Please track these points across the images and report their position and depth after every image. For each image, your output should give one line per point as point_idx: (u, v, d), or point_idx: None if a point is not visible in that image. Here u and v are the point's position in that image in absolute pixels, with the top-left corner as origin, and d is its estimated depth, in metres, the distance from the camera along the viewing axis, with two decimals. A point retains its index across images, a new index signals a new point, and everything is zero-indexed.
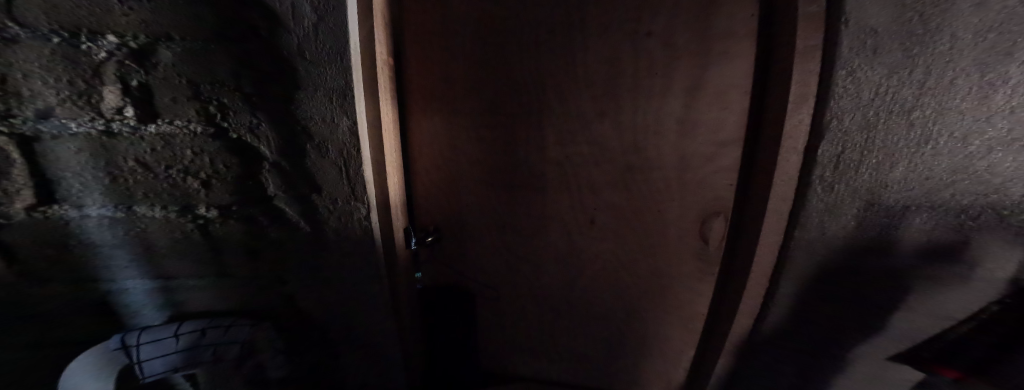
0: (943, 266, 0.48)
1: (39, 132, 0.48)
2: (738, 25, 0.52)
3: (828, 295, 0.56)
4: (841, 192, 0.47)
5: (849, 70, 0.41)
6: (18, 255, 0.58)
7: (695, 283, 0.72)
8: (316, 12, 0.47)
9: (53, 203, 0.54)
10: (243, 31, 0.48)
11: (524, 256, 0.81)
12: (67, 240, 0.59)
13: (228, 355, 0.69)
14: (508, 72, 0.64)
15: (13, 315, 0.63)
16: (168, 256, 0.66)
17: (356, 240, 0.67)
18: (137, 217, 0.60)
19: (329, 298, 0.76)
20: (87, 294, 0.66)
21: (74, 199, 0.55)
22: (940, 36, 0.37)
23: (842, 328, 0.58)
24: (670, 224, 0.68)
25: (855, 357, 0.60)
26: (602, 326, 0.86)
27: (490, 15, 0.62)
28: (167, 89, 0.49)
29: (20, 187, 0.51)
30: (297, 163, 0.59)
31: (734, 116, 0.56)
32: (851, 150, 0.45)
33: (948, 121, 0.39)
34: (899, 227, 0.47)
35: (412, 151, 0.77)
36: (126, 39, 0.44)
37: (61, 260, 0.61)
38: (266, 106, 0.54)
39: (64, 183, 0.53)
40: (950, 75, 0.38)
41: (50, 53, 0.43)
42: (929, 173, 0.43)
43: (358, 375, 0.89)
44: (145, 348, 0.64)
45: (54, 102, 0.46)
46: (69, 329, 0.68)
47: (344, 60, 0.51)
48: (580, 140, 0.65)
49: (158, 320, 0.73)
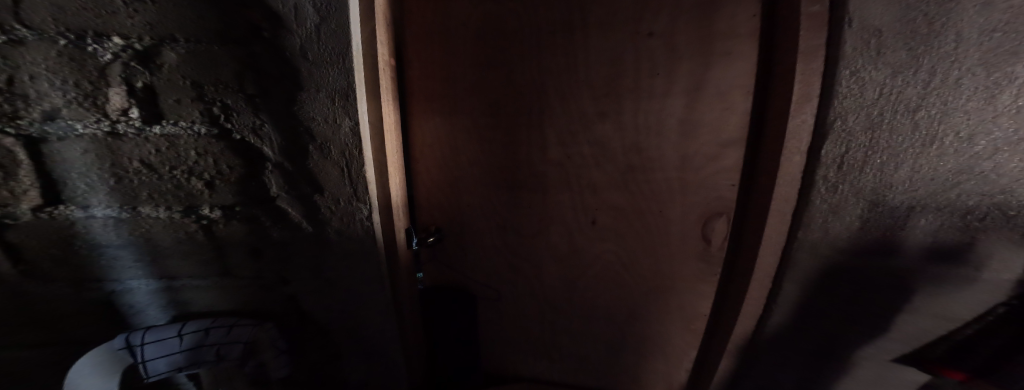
0: (948, 267, 0.47)
1: (46, 133, 0.49)
2: (739, 25, 0.52)
3: (832, 296, 0.55)
4: (845, 192, 0.47)
5: (854, 70, 0.41)
6: (26, 254, 0.59)
7: (696, 284, 0.72)
8: (318, 14, 0.47)
9: (60, 203, 0.55)
10: (246, 32, 0.48)
11: (526, 257, 0.81)
12: (73, 239, 0.59)
13: (231, 355, 0.70)
14: (509, 73, 0.64)
15: (24, 312, 0.64)
16: (172, 257, 0.66)
17: (358, 241, 0.67)
18: (141, 219, 0.60)
19: (331, 298, 0.76)
20: (92, 294, 0.66)
21: (79, 200, 0.55)
22: (944, 35, 0.36)
23: (846, 329, 0.57)
24: (671, 224, 0.67)
25: (859, 359, 0.59)
26: (604, 327, 0.85)
27: (492, 16, 0.62)
28: (170, 91, 0.49)
29: (27, 187, 0.52)
30: (299, 164, 0.59)
31: (736, 116, 0.56)
32: (855, 150, 0.44)
33: (954, 121, 0.39)
34: (904, 227, 0.47)
35: (414, 151, 0.77)
36: (130, 41, 0.44)
37: (67, 260, 0.61)
38: (269, 108, 0.54)
39: (71, 184, 0.54)
40: (955, 75, 0.37)
41: (57, 56, 0.43)
42: (934, 173, 0.42)
43: (360, 375, 0.89)
44: (149, 348, 0.65)
45: (60, 103, 0.46)
46: (76, 328, 0.69)
47: (346, 61, 0.51)
48: (581, 140, 0.65)
49: (161, 321, 0.73)
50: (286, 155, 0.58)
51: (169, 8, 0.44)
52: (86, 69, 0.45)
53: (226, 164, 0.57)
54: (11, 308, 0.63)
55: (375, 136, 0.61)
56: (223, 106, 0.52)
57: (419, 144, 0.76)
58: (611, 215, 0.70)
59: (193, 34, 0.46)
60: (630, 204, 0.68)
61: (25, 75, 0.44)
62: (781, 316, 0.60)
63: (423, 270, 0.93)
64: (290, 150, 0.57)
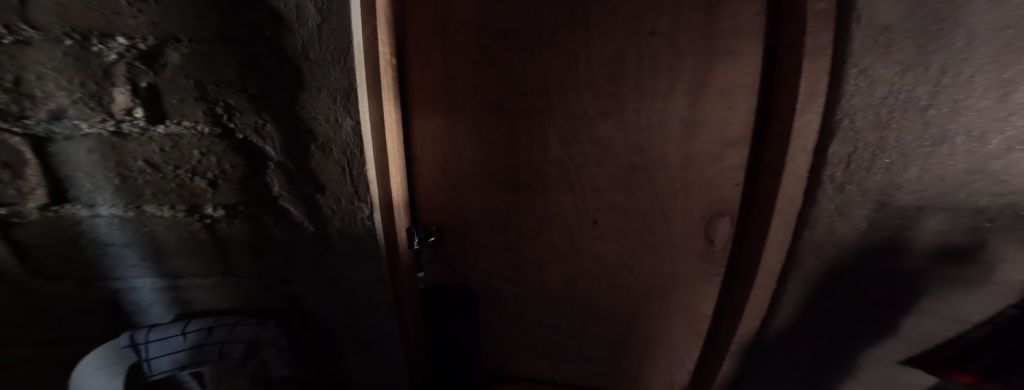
0: (957, 268, 0.47)
1: (52, 133, 0.49)
2: (743, 23, 0.51)
3: (837, 297, 0.55)
4: (852, 192, 0.46)
5: (862, 68, 0.40)
6: (32, 253, 0.59)
7: (699, 284, 0.71)
8: (319, 14, 0.47)
9: (65, 202, 0.55)
10: (249, 32, 0.48)
11: (527, 257, 0.81)
12: (79, 238, 0.60)
13: (234, 353, 0.70)
14: (511, 72, 0.64)
15: (31, 310, 0.65)
16: (176, 255, 0.66)
17: (359, 240, 0.67)
18: (146, 217, 0.61)
19: (333, 297, 0.76)
20: (98, 292, 0.67)
21: (85, 199, 0.56)
22: (957, 33, 0.35)
23: (852, 331, 0.57)
24: (674, 224, 0.67)
25: (865, 360, 0.59)
26: (605, 327, 0.85)
27: (493, 14, 0.62)
28: (174, 90, 0.49)
29: (34, 186, 0.52)
30: (300, 164, 0.59)
31: (740, 115, 0.56)
32: (862, 150, 0.44)
33: (965, 120, 0.38)
34: (911, 228, 0.46)
35: (415, 151, 0.77)
36: (135, 41, 0.44)
37: (73, 259, 0.62)
38: (271, 107, 0.54)
39: (77, 183, 0.54)
40: (968, 73, 0.36)
41: (62, 55, 0.43)
42: (944, 173, 0.41)
43: (361, 374, 0.90)
44: (153, 346, 0.65)
45: (67, 103, 0.46)
46: (82, 325, 0.69)
47: (347, 61, 0.51)
48: (583, 139, 0.65)
49: (164, 319, 0.74)
50: (286, 155, 0.57)
51: (172, 7, 0.43)
52: (92, 69, 0.45)
53: (229, 163, 0.57)
54: (17, 305, 0.64)
55: (375, 136, 0.60)
56: (228, 105, 0.52)
57: (420, 143, 0.76)
58: (612, 215, 0.70)
59: (198, 33, 0.46)
60: (631, 203, 0.67)
61: (34, 74, 0.44)
62: (784, 318, 0.59)
63: (424, 269, 0.93)
64: (291, 150, 0.58)
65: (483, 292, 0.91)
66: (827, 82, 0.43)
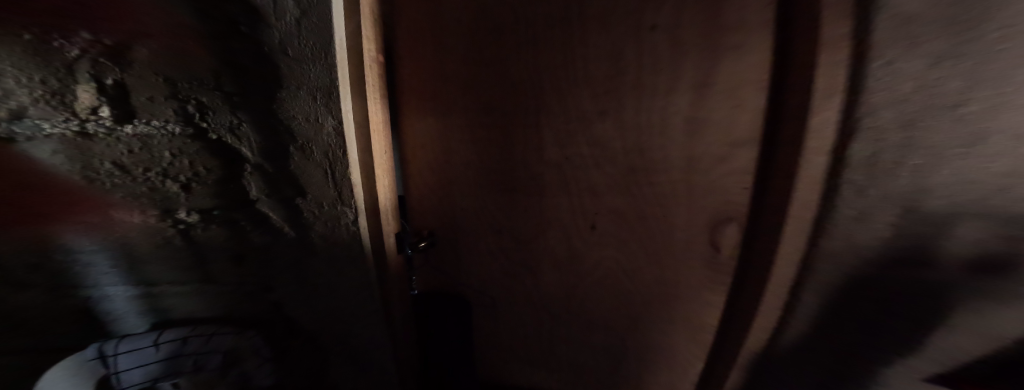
0: (997, 283, 0.43)
1: (12, 133, 0.44)
2: (752, 19, 0.49)
3: (854, 306, 0.53)
4: (873, 197, 0.45)
5: (887, 60, 0.39)
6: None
7: (704, 291, 0.69)
8: (298, 6, 0.44)
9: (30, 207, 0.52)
10: (228, 26, 0.44)
11: (523, 263, 0.78)
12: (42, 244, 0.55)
13: (210, 365, 0.66)
14: (506, 71, 0.61)
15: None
16: (150, 262, 0.62)
17: (344, 246, 0.64)
18: (115, 223, 0.56)
19: (320, 306, 0.73)
20: (64, 302, 0.62)
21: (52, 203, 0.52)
22: (992, 23, 0.33)
23: (875, 347, 0.54)
24: (677, 229, 0.65)
25: (894, 382, 0.55)
26: (604, 335, 0.82)
27: (486, 10, 0.59)
28: (143, 89, 0.45)
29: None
30: (282, 166, 0.57)
31: (748, 115, 0.53)
32: (887, 150, 0.42)
33: (1011, 119, 0.35)
34: (942, 237, 0.44)
35: (406, 151, 0.75)
36: (99, 35, 0.39)
37: (39, 266, 0.58)
38: (252, 106, 0.51)
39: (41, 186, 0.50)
40: (1013, 65, 0.33)
41: (22, 51, 0.38)
42: (981, 177, 0.39)
43: (350, 384, 0.86)
44: (123, 359, 0.62)
45: (26, 102, 0.42)
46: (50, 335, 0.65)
47: (329, 57, 0.48)
48: (580, 141, 0.63)
49: (140, 329, 0.69)
50: (268, 158, 0.55)
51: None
52: (46, 58, 0.39)
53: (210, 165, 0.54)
54: None
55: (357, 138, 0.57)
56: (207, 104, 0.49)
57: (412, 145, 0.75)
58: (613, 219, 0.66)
59: (168, 25, 0.41)
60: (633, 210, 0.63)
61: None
62: (784, 318, 0.59)
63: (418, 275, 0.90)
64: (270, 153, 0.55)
65: (478, 298, 0.88)
66: (845, 77, 0.42)
